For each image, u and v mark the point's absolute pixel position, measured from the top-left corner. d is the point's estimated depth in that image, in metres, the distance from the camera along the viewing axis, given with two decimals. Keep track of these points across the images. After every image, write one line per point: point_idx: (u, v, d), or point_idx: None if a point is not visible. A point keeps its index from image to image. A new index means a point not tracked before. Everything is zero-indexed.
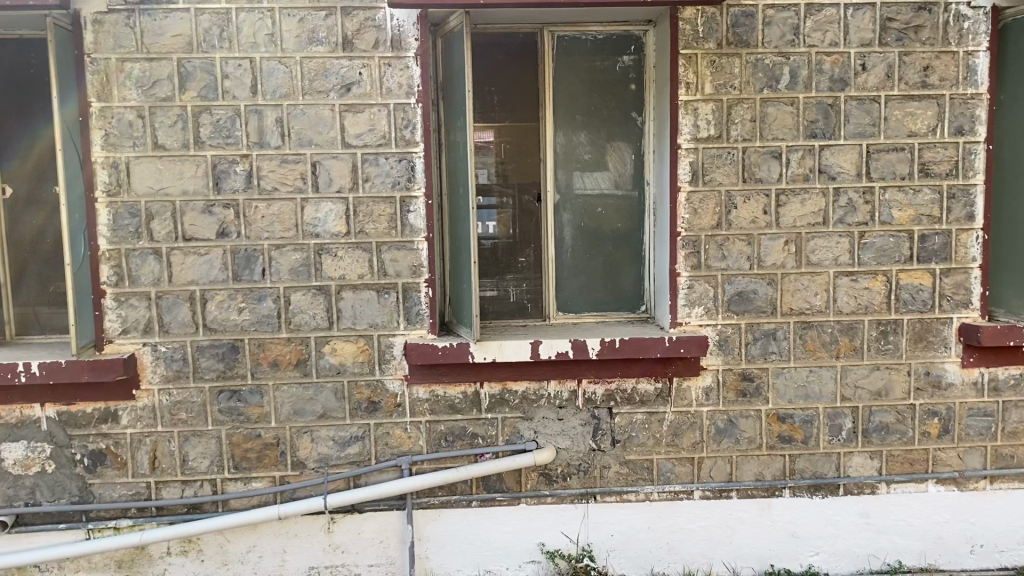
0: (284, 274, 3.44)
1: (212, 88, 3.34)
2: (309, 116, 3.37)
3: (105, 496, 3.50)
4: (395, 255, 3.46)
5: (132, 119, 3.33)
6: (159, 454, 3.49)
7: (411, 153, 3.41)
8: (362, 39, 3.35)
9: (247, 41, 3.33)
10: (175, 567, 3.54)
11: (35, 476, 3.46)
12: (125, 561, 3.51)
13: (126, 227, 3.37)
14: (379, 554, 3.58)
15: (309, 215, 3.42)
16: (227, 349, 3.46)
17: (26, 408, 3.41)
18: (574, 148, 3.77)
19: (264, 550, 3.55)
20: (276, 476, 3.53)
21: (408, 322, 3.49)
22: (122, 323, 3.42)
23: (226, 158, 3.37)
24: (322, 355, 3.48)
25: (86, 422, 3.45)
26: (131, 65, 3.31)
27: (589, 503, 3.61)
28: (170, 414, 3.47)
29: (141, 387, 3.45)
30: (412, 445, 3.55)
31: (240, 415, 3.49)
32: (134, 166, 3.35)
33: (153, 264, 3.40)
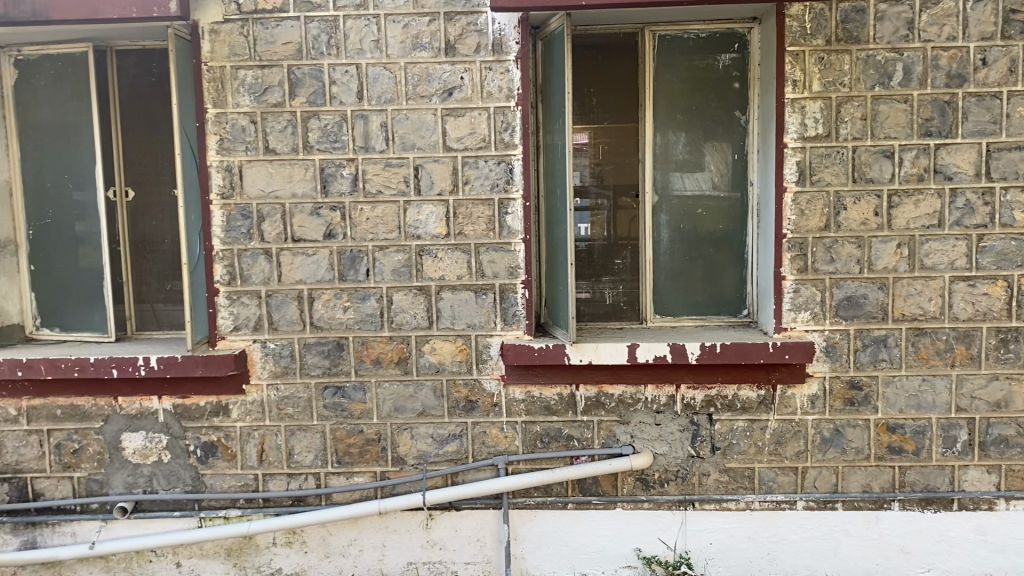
0: (386, 275, 3.51)
1: (320, 94, 3.44)
2: (412, 121, 3.44)
3: (216, 486, 3.65)
4: (493, 257, 3.48)
5: (244, 125, 3.47)
6: (267, 447, 3.62)
7: (510, 155, 3.43)
8: (464, 44, 3.39)
9: (353, 47, 3.41)
10: (281, 558, 3.66)
11: (153, 465, 3.64)
12: (234, 550, 3.66)
13: (239, 228, 3.51)
14: (475, 553, 3.62)
15: (411, 217, 3.48)
16: (332, 347, 3.56)
17: (145, 400, 3.60)
18: (673, 148, 3.72)
19: (365, 544, 3.63)
20: (376, 472, 3.61)
21: (505, 323, 3.51)
22: (234, 321, 3.57)
23: (334, 162, 3.47)
24: (422, 354, 3.54)
25: (199, 414, 3.61)
26: (244, 73, 3.45)
27: (687, 510, 3.55)
28: (278, 408, 3.60)
29: (251, 382, 3.59)
30: (508, 445, 3.57)
31: (343, 410, 3.58)
32: (246, 169, 3.49)
33: (263, 264, 3.53)
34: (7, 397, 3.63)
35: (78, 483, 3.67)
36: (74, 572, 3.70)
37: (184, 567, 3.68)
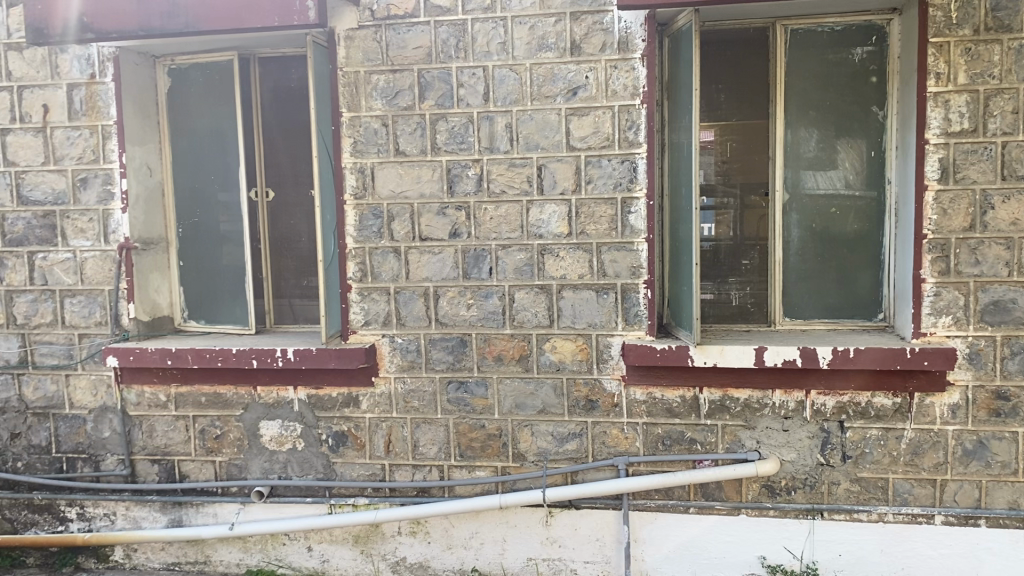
0: (509, 273, 3.56)
1: (448, 97, 3.53)
2: (537, 121, 3.47)
3: (345, 474, 3.80)
4: (615, 256, 3.47)
5: (376, 127, 3.60)
6: (393, 438, 3.73)
7: (634, 154, 3.41)
8: (590, 43, 3.40)
9: (481, 50, 3.48)
10: (405, 547, 3.77)
11: (287, 452, 3.83)
12: (361, 536, 3.79)
13: (370, 227, 3.64)
14: (595, 552, 3.62)
15: (534, 216, 3.52)
16: (456, 343, 3.64)
17: (281, 390, 3.79)
18: (805, 146, 3.61)
19: (486, 537, 3.70)
20: (497, 467, 3.66)
21: (627, 323, 3.49)
22: (364, 315, 3.70)
23: (460, 162, 3.55)
24: (543, 352, 3.57)
25: (330, 405, 3.77)
26: (377, 78, 3.57)
27: (816, 520, 3.44)
28: (404, 401, 3.71)
29: (379, 375, 3.72)
30: (629, 446, 3.55)
31: (466, 405, 3.66)
32: (378, 170, 3.62)
33: (392, 262, 3.65)
34: (157, 384, 3.90)
35: (220, 466, 3.91)
36: (215, 551, 3.93)
37: (314, 551, 3.85)
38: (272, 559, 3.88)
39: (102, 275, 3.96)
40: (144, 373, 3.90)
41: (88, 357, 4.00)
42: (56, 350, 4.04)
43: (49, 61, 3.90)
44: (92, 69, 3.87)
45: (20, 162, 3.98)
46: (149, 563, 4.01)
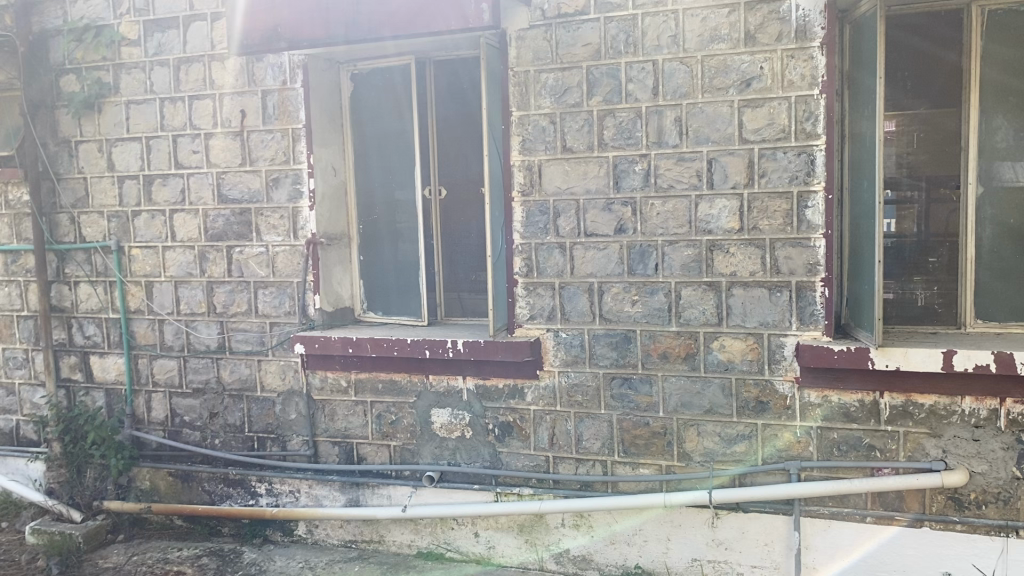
0: (676, 269, 3.52)
1: (617, 92, 3.53)
2: (708, 114, 3.41)
3: (511, 464, 3.89)
4: (790, 252, 3.35)
5: (545, 125, 3.65)
6: (557, 431, 3.79)
7: (812, 146, 3.28)
8: (765, 33, 3.30)
9: (651, 44, 3.46)
10: (568, 539, 3.81)
11: (457, 440, 3.98)
12: (526, 526, 3.88)
13: (537, 223, 3.72)
14: (763, 557, 3.51)
15: (703, 212, 3.46)
16: (621, 339, 3.64)
17: (452, 379, 3.95)
18: (1002, 135, 3.36)
19: (650, 535, 3.68)
20: (662, 465, 3.63)
21: (801, 322, 3.37)
22: (530, 310, 3.78)
23: (627, 158, 3.54)
24: (710, 350, 3.51)
25: (497, 396, 3.88)
26: (546, 76, 3.63)
27: (1010, 538, 3.18)
28: (568, 395, 3.75)
29: (545, 368, 3.78)
30: (801, 450, 3.43)
31: (631, 402, 3.65)
32: (545, 167, 3.68)
33: (558, 258, 3.70)
34: (339, 370, 4.16)
35: (394, 451, 4.11)
36: (389, 531, 4.13)
37: (481, 538, 3.97)
38: (441, 543, 4.04)
39: (291, 268, 4.25)
40: (328, 360, 4.16)
41: (277, 344, 4.31)
42: (250, 337, 4.38)
43: (247, 70, 4.22)
44: (284, 76, 4.15)
45: (221, 164, 4.34)
46: (329, 539, 4.27)
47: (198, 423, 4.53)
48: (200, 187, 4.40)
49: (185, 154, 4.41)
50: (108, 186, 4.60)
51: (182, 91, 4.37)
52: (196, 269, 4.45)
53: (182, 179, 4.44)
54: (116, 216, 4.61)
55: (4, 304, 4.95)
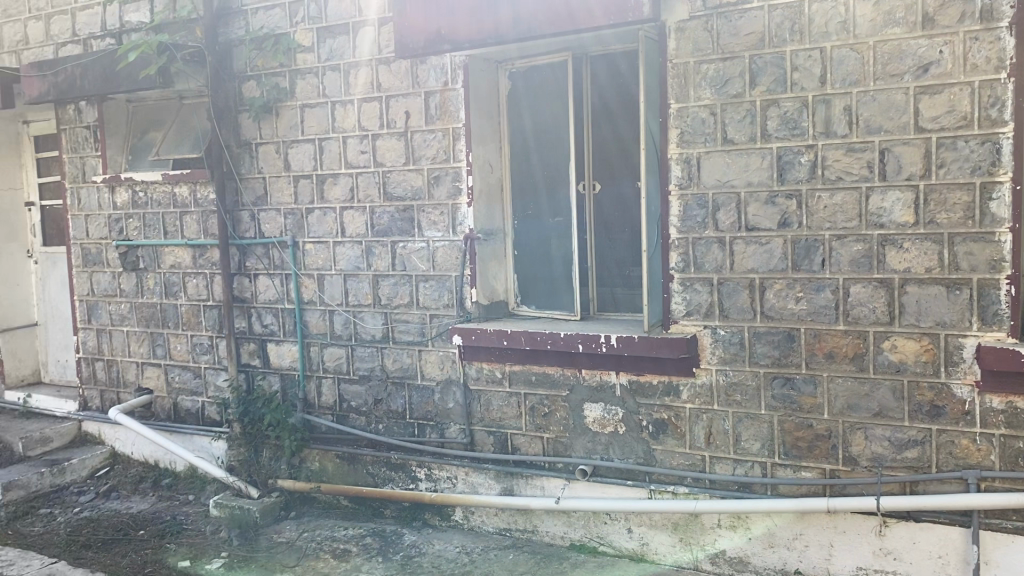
0: (844, 265, 3.37)
1: (782, 81, 3.42)
2: (880, 102, 3.24)
3: (665, 461, 3.86)
4: (971, 248, 3.14)
5: (705, 117, 3.60)
6: (714, 430, 3.72)
7: (998, 134, 3.06)
8: (945, 14, 3.11)
9: (819, 31, 3.33)
10: (724, 540, 3.75)
11: (610, 435, 3.99)
12: (680, 525, 3.84)
13: (694, 217, 3.67)
14: (936, 570, 3.32)
15: (874, 205, 3.30)
16: (783, 338, 3.53)
17: (605, 374, 3.96)
18: None
19: (811, 541, 3.55)
20: (825, 469, 3.49)
21: (982, 323, 3.15)
22: (687, 306, 3.73)
23: (792, 149, 3.43)
24: (880, 351, 3.34)
25: (652, 392, 3.86)
26: (707, 67, 3.57)
27: None
28: (726, 394, 3.68)
29: (701, 366, 3.72)
30: (981, 459, 3.20)
31: (793, 402, 3.53)
32: (705, 160, 3.62)
33: (717, 252, 3.64)
34: (495, 362, 4.27)
35: (548, 443, 4.17)
36: (542, 522, 4.20)
37: (634, 534, 3.96)
38: (594, 537, 4.07)
39: (450, 263, 4.40)
40: (484, 352, 4.28)
41: (437, 335, 4.47)
42: (411, 327, 4.56)
43: (411, 72, 4.39)
44: (446, 77, 4.29)
45: (386, 163, 4.54)
46: (484, 526, 4.39)
47: (363, 408, 4.77)
48: (367, 186, 4.62)
49: (353, 155, 4.65)
50: (284, 185, 4.92)
51: (352, 94, 4.61)
52: (363, 263, 4.68)
53: (350, 178, 4.68)
54: (291, 213, 4.91)
55: (193, 294, 5.39)
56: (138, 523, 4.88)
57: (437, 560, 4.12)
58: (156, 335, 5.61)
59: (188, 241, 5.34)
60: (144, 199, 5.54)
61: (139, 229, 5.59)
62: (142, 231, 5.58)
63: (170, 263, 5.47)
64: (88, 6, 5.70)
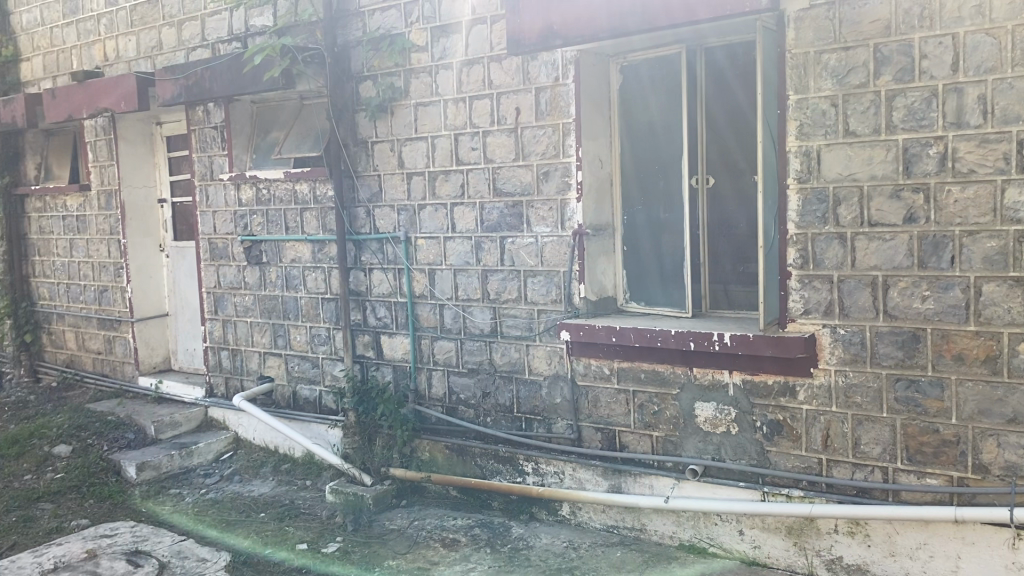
0: (976, 263, 3.20)
1: (909, 70, 3.27)
2: (1018, 90, 3.06)
3: (779, 464, 3.77)
4: None
5: (825, 109, 3.48)
6: (832, 433, 3.60)
7: None
8: None
9: (950, 16, 3.17)
10: (842, 546, 3.62)
11: (721, 435, 3.92)
12: (795, 528, 3.73)
13: (813, 212, 3.55)
14: None
15: (1010, 199, 3.12)
16: (908, 338, 3.38)
17: (718, 373, 3.89)
18: None
19: (936, 551, 3.39)
20: (953, 477, 3.33)
21: None
22: (805, 304, 3.62)
23: (920, 141, 3.28)
24: (1016, 354, 3.16)
25: (766, 393, 3.76)
26: (827, 57, 3.45)
27: None
28: (846, 396, 3.55)
29: (819, 366, 3.61)
30: None
31: (918, 406, 3.38)
32: (825, 153, 3.50)
33: (837, 249, 3.51)
34: (603, 358, 4.25)
35: (657, 441, 4.13)
36: (650, 520, 4.17)
37: (746, 536, 3.88)
38: (704, 537, 4.01)
39: (559, 259, 4.40)
40: (593, 348, 4.27)
41: (545, 330, 4.49)
42: (520, 322, 4.59)
43: (522, 69, 4.42)
44: (556, 72, 4.30)
45: (497, 159, 4.58)
46: (592, 523, 4.38)
47: (472, 401, 4.84)
48: (478, 182, 4.68)
49: (465, 151, 4.71)
50: (398, 182, 5.04)
51: (464, 92, 4.68)
52: (473, 258, 4.75)
53: (462, 175, 4.75)
54: (405, 209, 5.03)
55: (311, 287, 5.60)
56: (259, 505, 5.11)
57: (544, 554, 4.15)
58: (277, 326, 5.85)
59: (307, 236, 5.55)
60: (267, 196, 5.78)
61: (262, 225, 5.84)
62: (264, 227, 5.83)
63: (291, 257, 5.70)
64: (216, 12, 5.99)
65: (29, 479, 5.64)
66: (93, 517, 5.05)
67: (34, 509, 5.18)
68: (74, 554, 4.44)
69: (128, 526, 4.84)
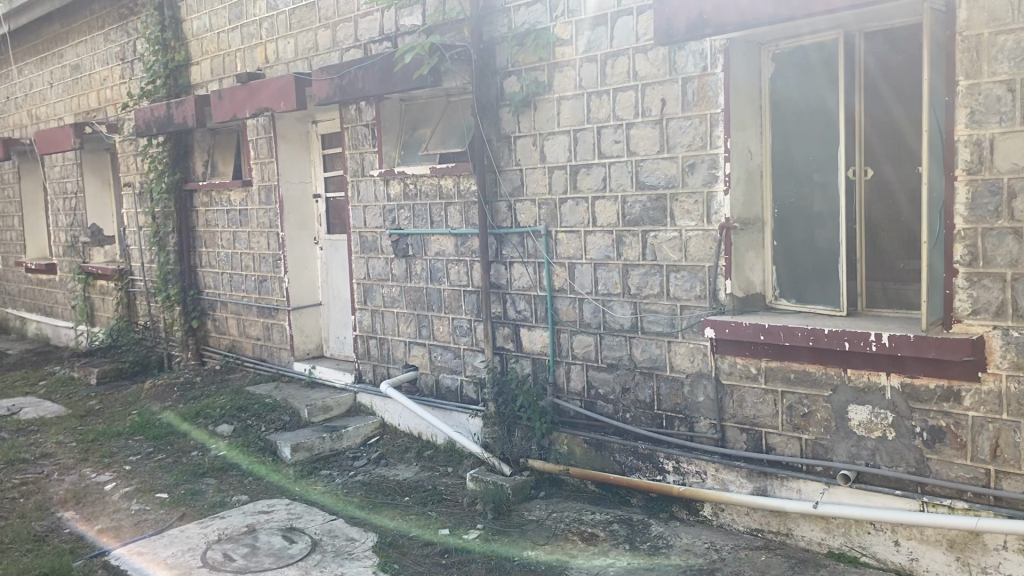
0: None
1: None
2: None
3: (941, 473, 3.55)
4: None
5: (1000, 94, 3.24)
6: (1002, 442, 3.36)
7: None
8: None
9: None
10: (1011, 565, 3.37)
11: (876, 440, 3.73)
12: (958, 542, 3.51)
13: (985, 205, 3.32)
14: None
15: None
16: None
17: (873, 375, 3.70)
18: None
19: None
20: None
21: None
22: (973, 303, 3.38)
23: None
24: None
25: (927, 397, 3.55)
26: (1004, 38, 3.21)
27: None
28: (1019, 403, 3.30)
29: (988, 371, 3.37)
30: None
31: None
32: (999, 142, 3.26)
33: (1011, 245, 3.27)
34: (750, 357, 4.13)
35: (806, 444, 3.98)
36: (797, 526, 4.02)
37: (902, 548, 3.68)
38: (856, 547, 3.83)
39: (704, 253, 4.31)
40: (739, 346, 4.15)
41: (687, 326, 4.41)
42: (662, 318, 4.53)
43: (669, 59, 4.35)
44: (705, 62, 4.20)
45: (641, 151, 4.53)
46: (735, 525, 4.28)
47: (611, 396, 4.82)
48: (621, 175, 4.64)
49: (608, 144, 4.69)
50: (540, 176, 5.07)
51: (608, 84, 4.65)
52: (615, 252, 4.72)
53: (604, 168, 4.72)
54: (546, 203, 5.06)
55: (454, 279, 5.73)
56: (404, 489, 5.29)
57: (685, 554, 4.08)
58: (422, 317, 6.02)
59: (451, 230, 5.68)
60: (413, 190, 5.96)
61: (409, 218, 6.03)
62: (411, 220, 6.01)
63: (435, 250, 5.85)
64: (368, 13, 6.21)
65: (196, 456, 6.07)
66: (252, 493, 5.38)
67: (200, 483, 5.56)
68: (236, 527, 4.74)
69: (283, 503, 5.13)
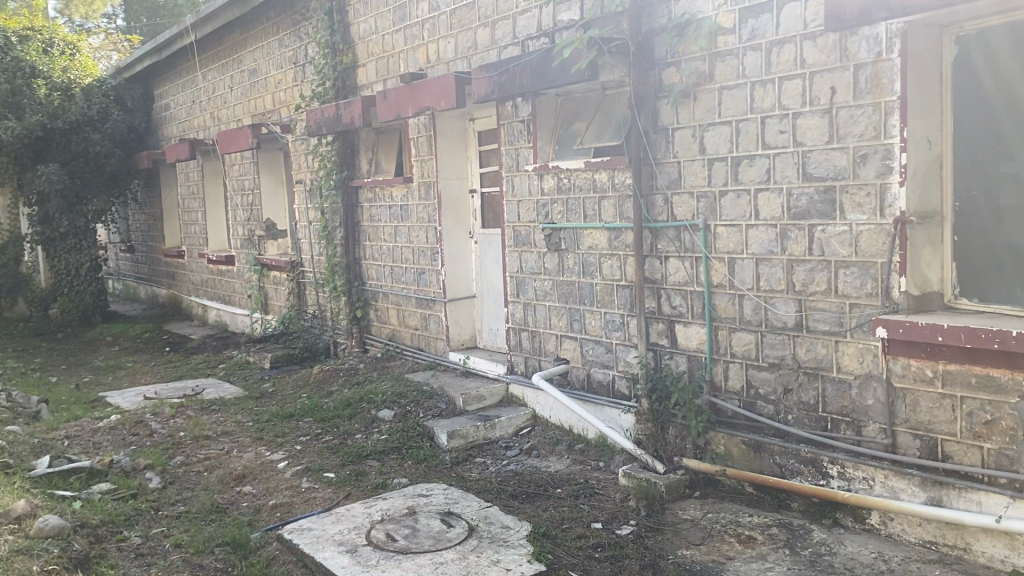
0: None
1: None
2: None
3: None
4: None
5: None
6: None
7: None
8: None
9: None
10: None
11: None
12: None
13: None
14: None
15: None
16: None
17: None
18: None
19: None
20: None
21: None
22: None
23: None
24: None
25: None
26: None
27: None
28: None
29: None
30: None
31: None
32: None
33: None
34: (925, 359, 3.90)
35: (988, 454, 3.72)
36: (976, 540, 3.76)
37: None
38: None
39: (876, 248, 4.10)
40: (913, 347, 3.93)
41: (857, 326, 4.22)
42: (828, 316, 4.35)
43: (839, 46, 4.16)
44: (880, 47, 3.99)
45: (807, 142, 4.36)
46: (905, 536, 4.05)
47: (772, 396, 4.67)
48: (786, 167, 4.49)
49: (772, 135, 4.54)
50: (698, 169, 4.98)
51: (772, 73, 4.50)
52: (778, 246, 4.56)
53: (767, 159, 4.58)
54: (705, 197, 4.96)
55: (608, 273, 5.72)
56: (557, 481, 5.35)
57: (849, 563, 3.91)
58: (574, 310, 6.05)
59: (606, 223, 5.68)
60: (568, 185, 5.99)
61: (562, 213, 6.07)
62: (565, 214, 6.05)
63: (588, 245, 5.86)
64: (527, 10, 6.29)
65: (360, 439, 6.38)
66: (412, 477, 5.60)
67: (364, 465, 5.86)
68: (398, 508, 4.96)
69: (441, 487, 5.31)
